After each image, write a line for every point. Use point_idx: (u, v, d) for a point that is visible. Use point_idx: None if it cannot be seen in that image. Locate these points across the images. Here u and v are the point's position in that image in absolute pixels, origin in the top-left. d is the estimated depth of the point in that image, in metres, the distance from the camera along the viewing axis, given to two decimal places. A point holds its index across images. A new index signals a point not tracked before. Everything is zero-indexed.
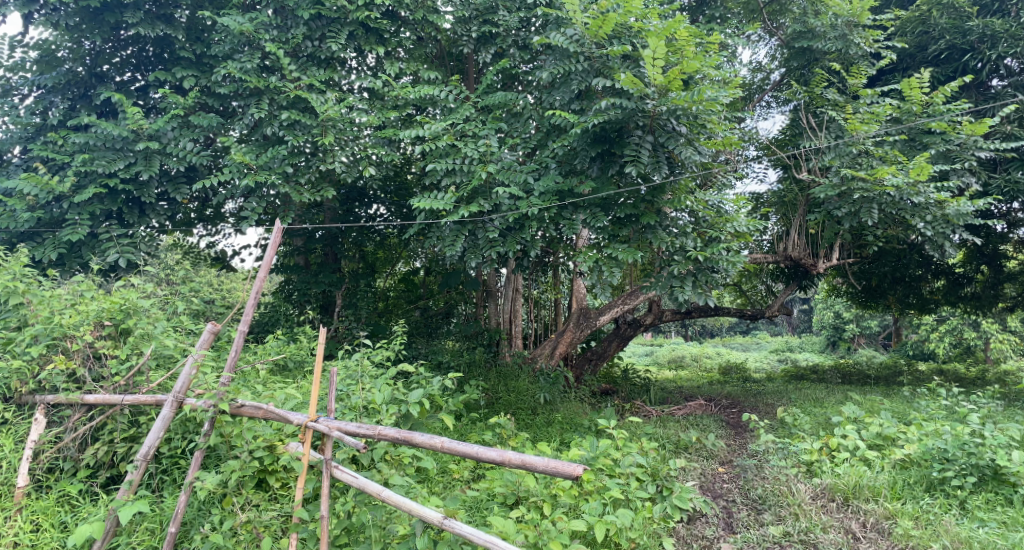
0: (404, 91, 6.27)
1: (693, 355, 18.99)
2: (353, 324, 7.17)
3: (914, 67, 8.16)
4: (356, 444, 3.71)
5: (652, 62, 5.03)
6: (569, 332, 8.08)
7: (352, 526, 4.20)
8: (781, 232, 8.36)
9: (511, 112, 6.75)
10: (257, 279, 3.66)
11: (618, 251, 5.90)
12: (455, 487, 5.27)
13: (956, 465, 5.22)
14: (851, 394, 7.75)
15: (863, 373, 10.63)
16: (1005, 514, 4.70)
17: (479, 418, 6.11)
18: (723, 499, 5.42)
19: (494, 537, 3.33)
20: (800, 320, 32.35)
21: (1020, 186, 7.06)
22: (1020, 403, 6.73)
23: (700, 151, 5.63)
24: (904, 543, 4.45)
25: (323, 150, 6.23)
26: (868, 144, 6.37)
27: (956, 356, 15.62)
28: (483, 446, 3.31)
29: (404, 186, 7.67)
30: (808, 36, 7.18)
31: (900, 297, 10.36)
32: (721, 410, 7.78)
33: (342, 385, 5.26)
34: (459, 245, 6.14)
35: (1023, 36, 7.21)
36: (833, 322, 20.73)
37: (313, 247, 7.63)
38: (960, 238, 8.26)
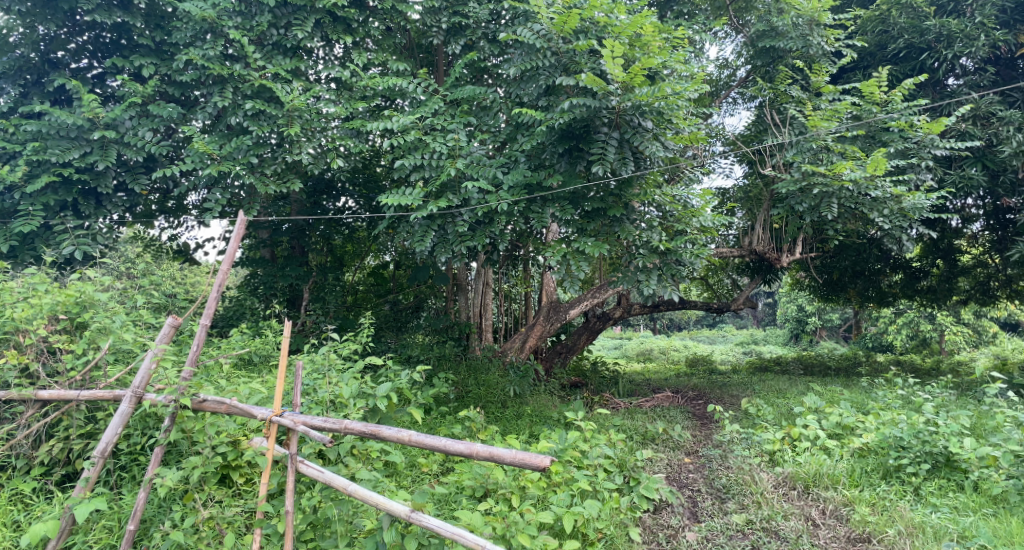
0: (372, 82, 6.22)
1: (661, 348, 19.26)
2: (320, 317, 7.10)
3: (875, 66, 8.36)
4: (322, 439, 3.68)
5: (612, 60, 5.17)
6: (539, 325, 8.10)
7: (318, 520, 4.18)
8: (747, 226, 8.46)
9: (480, 105, 6.74)
10: (218, 273, 3.59)
11: (586, 245, 5.97)
12: (424, 480, 5.27)
13: (912, 452, 5.39)
14: (812, 385, 7.94)
15: (824, 364, 10.92)
16: (956, 500, 4.87)
17: (448, 412, 6.11)
18: (688, 488, 5.52)
19: (461, 530, 3.36)
20: (765, 313, 33.15)
21: (972, 182, 7.32)
22: (972, 392, 6.97)
23: (665, 145, 5.73)
24: (861, 528, 4.58)
25: (288, 141, 6.12)
26: (828, 140, 6.44)
27: (913, 348, 16.13)
28: (450, 439, 3.34)
29: (373, 178, 7.55)
30: (771, 35, 7.28)
31: (860, 290, 10.66)
32: (688, 402, 7.92)
33: (308, 379, 5.23)
34: (428, 240, 6.11)
35: (977, 36, 7.41)
36: (796, 315, 21.29)
37: (279, 240, 7.53)
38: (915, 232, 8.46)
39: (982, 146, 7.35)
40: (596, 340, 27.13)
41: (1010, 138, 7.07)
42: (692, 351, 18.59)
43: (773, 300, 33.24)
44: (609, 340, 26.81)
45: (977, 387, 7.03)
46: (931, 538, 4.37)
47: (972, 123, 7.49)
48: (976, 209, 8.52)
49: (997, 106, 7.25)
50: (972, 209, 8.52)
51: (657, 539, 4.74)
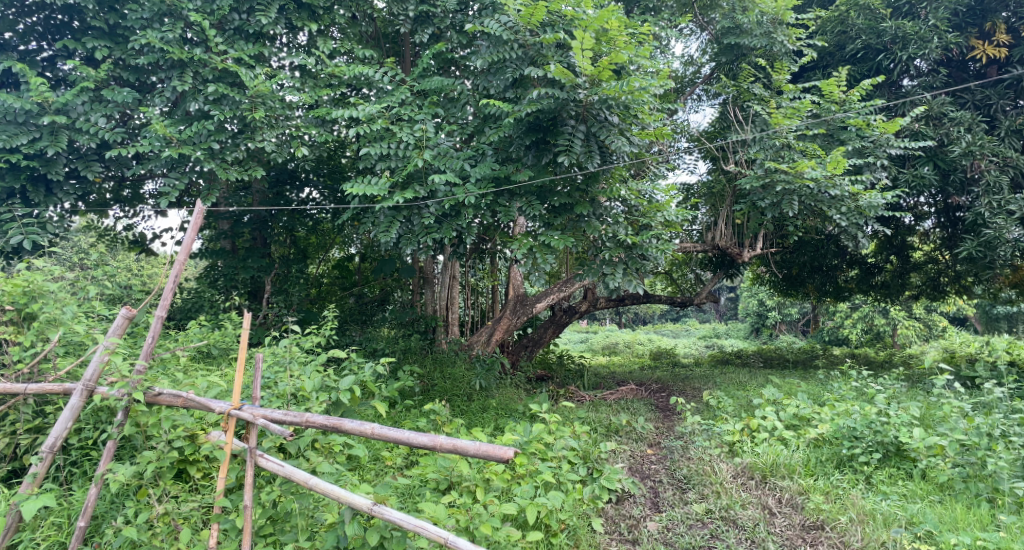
0: (338, 70, 6.13)
1: (626, 342, 19.50)
2: (283, 310, 6.99)
3: (833, 66, 8.55)
4: (282, 432, 3.62)
5: (581, 53, 5.17)
6: (506, 318, 8.12)
7: (277, 515, 4.13)
8: (709, 221, 8.60)
9: (448, 97, 6.69)
10: (173, 264, 3.50)
11: (552, 238, 5.99)
12: (387, 474, 5.24)
13: (864, 442, 5.57)
14: (770, 377, 8.14)
15: (782, 357, 11.22)
16: (905, 488, 5.04)
17: (413, 406, 6.08)
18: (650, 479, 5.61)
19: (423, 522, 3.35)
20: (727, 308, 33.92)
21: (924, 180, 7.55)
22: (921, 384, 7.23)
23: (631, 140, 5.79)
24: (815, 516, 4.72)
25: (250, 128, 6.00)
26: (789, 138, 6.59)
27: (867, 342, 16.67)
28: (414, 431, 3.33)
29: (338, 169, 7.46)
30: (735, 32, 7.39)
31: (818, 285, 10.94)
32: (651, 394, 8.05)
33: (269, 372, 5.16)
34: (393, 232, 6.04)
35: (930, 39, 7.61)
36: (757, 310, 21.80)
37: (241, 231, 7.37)
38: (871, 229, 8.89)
39: (934, 146, 7.59)
40: (563, 334, 27.33)
41: (960, 139, 7.40)
42: (656, 345, 18.90)
43: (735, 295, 34.02)
44: (574, 334, 27.05)
45: (927, 379, 7.28)
46: (881, 525, 4.52)
47: (924, 123, 7.70)
48: (927, 207, 8.82)
49: (948, 107, 7.52)
50: (924, 206, 8.80)
51: (618, 529, 4.81)
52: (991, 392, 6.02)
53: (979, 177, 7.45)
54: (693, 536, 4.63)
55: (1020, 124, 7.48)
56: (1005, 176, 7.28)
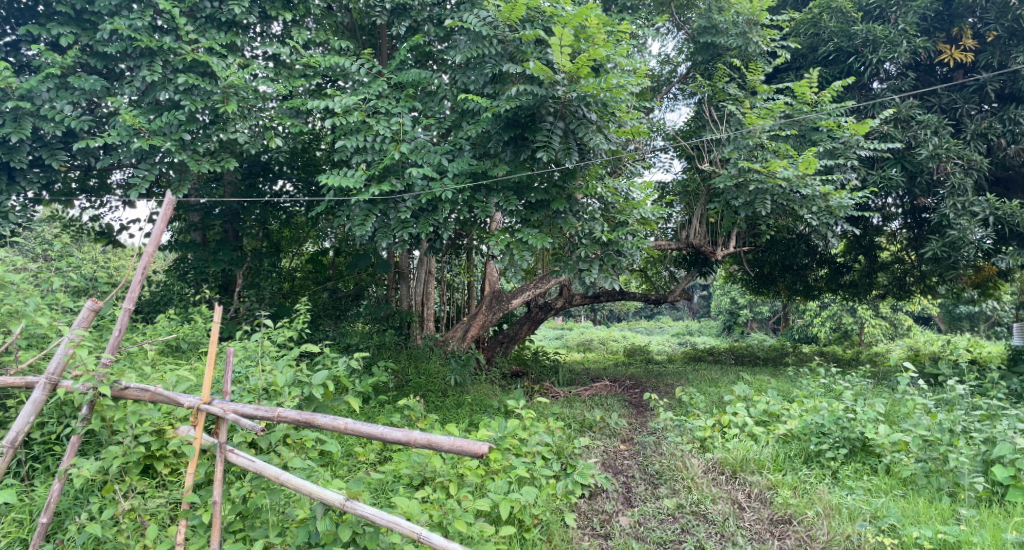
0: (313, 61, 6.06)
1: (600, 339, 19.61)
2: (255, 304, 6.91)
3: (806, 67, 8.72)
4: (253, 427, 3.58)
5: (560, 50, 5.18)
6: (481, 314, 8.11)
7: (247, 510, 4.09)
8: (684, 219, 8.69)
9: (425, 90, 6.64)
10: (141, 256, 3.44)
11: (529, 235, 6.00)
12: (360, 469, 5.22)
13: (831, 438, 5.69)
14: (741, 374, 8.26)
15: (753, 354, 11.40)
16: (870, 482, 5.16)
17: (387, 401, 6.06)
18: (623, 474, 5.66)
19: (396, 517, 3.35)
20: (700, 305, 34.38)
21: (892, 182, 7.72)
22: (885, 381, 7.41)
23: (608, 138, 5.82)
24: (783, 511, 4.80)
25: (222, 119, 5.91)
26: (762, 138, 6.67)
27: (835, 339, 17.01)
28: (388, 427, 3.32)
29: (313, 162, 7.36)
30: (711, 32, 7.47)
31: (788, 284, 11.13)
32: (625, 390, 8.13)
33: (239, 367, 5.10)
34: (369, 226, 5.96)
35: (899, 43, 7.76)
36: (729, 308, 22.15)
37: (212, 223, 7.25)
38: (840, 229, 9.09)
39: (902, 148, 7.75)
40: (539, 331, 27.45)
41: (927, 141, 7.54)
42: (630, 342, 19.08)
43: (708, 293, 34.51)
44: (549, 331, 27.20)
45: (892, 376, 7.46)
46: (846, 519, 4.61)
47: (894, 126, 7.86)
48: (895, 208, 8.99)
49: (916, 110, 7.69)
50: (892, 208, 8.99)
51: (591, 524, 4.85)
52: (953, 389, 6.18)
53: (945, 179, 7.64)
54: (664, 531, 4.68)
55: (983, 127, 7.68)
56: (970, 179, 7.47)
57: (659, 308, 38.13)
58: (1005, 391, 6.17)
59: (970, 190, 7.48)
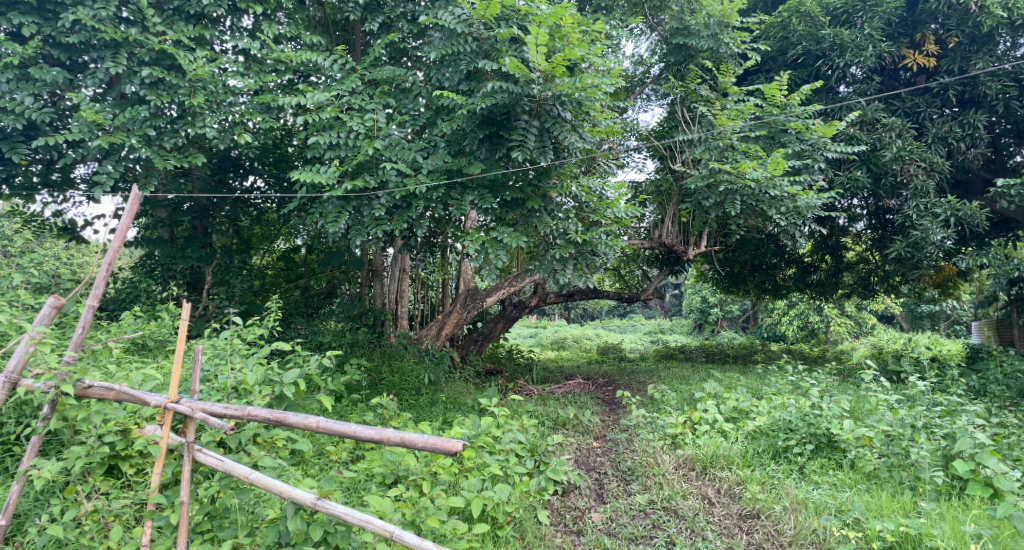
0: (284, 56, 5.99)
1: (574, 337, 19.68)
2: (224, 301, 6.82)
3: (775, 70, 8.94)
4: (222, 426, 3.52)
5: (536, 48, 5.19)
6: (456, 312, 8.11)
7: (215, 511, 4.03)
8: (656, 219, 8.78)
9: (399, 87, 6.60)
10: (106, 253, 3.35)
11: (503, 233, 6.03)
12: (331, 468, 5.18)
13: (798, 434, 5.82)
14: (711, 372, 8.39)
15: (724, 352, 11.59)
16: (835, 477, 5.27)
17: (360, 400, 6.02)
18: (595, 471, 5.72)
19: (368, 516, 3.33)
20: (673, 304, 34.84)
21: (858, 183, 7.90)
22: (851, 378, 7.59)
23: (583, 137, 5.85)
24: (751, 505, 4.89)
25: (190, 113, 5.83)
26: (733, 139, 6.76)
27: (803, 337, 17.35)
28: (361, 425, 3.28)
29: (284, 158, 7.35)
30: (683, 33, 7.60)
31: (758, 283, 11.33)
32: (598, 388, 8.20)
33: (208, 365, 5.03)
34: (342, 222, 5.91)
35: (865, 47, 7.96)
36: (700, 306, 22.43)
37: (180, 219, 7.12)
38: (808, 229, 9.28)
39: (867, 150, 7.94)
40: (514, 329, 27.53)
41: (891, 144, 7.74)
42: (603, 340, 19.24)
43: (681, 291, 35.00)
44: (525, 329, 27.30)
45: (856, 374, 7.65)
46: (812, 512, 4.71)
47: (860, 128, 8.06)
48: (860, 209, 9.21)
49: (881, 114, 7.90)
50: (857, 209, 9.21)
51: (564, 521, 4.88)
52: (914, 385, 6.36)
53: (908, 181, 7.81)
54: (636, 527, 4.73)
55: (945, 131, 7.86)
56: (931, 181, 7.67)
57: (633, 307, 38.48)
58: (963, 387, 6.37)
59: (932, 192, 7.68)
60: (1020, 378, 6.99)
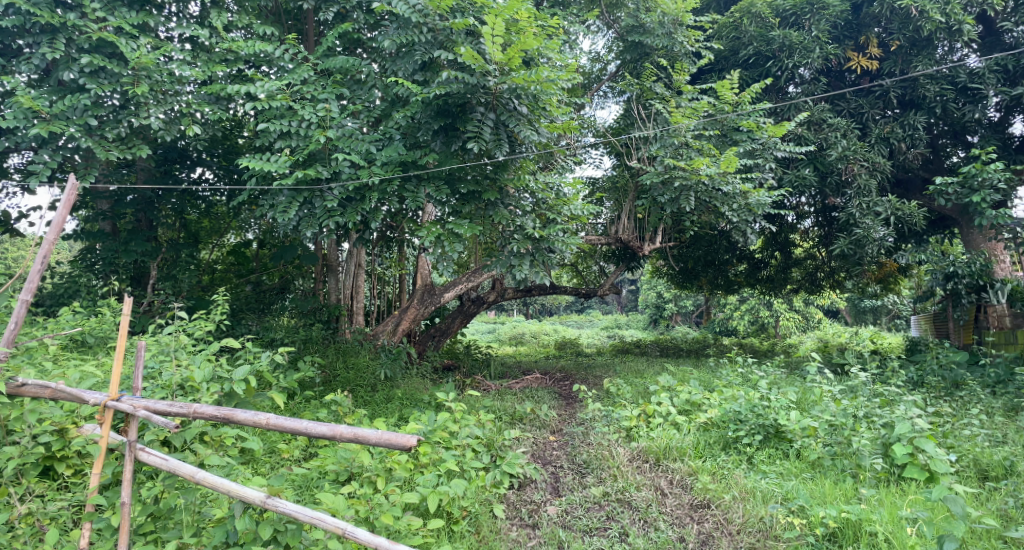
0: (234, 44, 5.84)
1: (532, 332, 19.74)
2: (170, 297, 6.64)
3: (727, 69, 9.10)
4: (165, 424, 3.38)
5: (491, 39, 5.17)
6: (413, 308, 8.08)
7: (159, 512, 3.89)
8: (613, 215, 8.88)
9: (354, 78, 6.51)
10: (40, 247, 3.13)
11: (460, 227, 6.01)
12: (282, 466, 5.08)
13: (747, 425, 5.97)
14: (666, 365, 8.56)
15: (678, 346, 11.82)
16: (782, 466, 5.42)
17: (314, 397, 5.93)
18: (552, 465, 5.77)
19: (319, 514, 3.24)
20: (631, 298, 35.46)
21: (805, 181, 8.14)
22: (798, 370, 7.83)
23: (539, 131, 5.92)
24: (702, 496, 4.99)
25: (134, 102, 5.64)
26: (688, 136, 6.89)
27: (753, 331, 17.87)
28: (313, 421, 3.14)
29: (234, 149, 7.18)
30: (639, 31, 7.71)
31: (711, 278, 11.58)
32: (555, 382, 8.28)
33: (152, 362, 4.88)
34: (292, 213, 5.82)
35: (812, 49, 8.17)
36: (655, 301, 22.80)
37: (123, 211, 6.89)
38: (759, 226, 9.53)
39: (815, 149, 8.19)
40: (476, 324, 27.62)
41: (837, 144, 7.99)
42: (560, 335, 19.39)
43: (637, 287, 35.71)
44: (486, 324, 27.38)
45: (803, 366, 7.90)
46: (759, 501, 4.84)
47: (807, 128, 8.31)
48: (808, 207, 9.50)
49: (828, 114, 8.14)
50: (805, 207, 9.49)
51: (519, 514, 4.92)
52: (856, 377, 6.60)
53: (852, 179, 8.07)
54: (590, 519, 4.79)
55: (887, 132, 8.19)
56: (874, 180, 7.95)
57: (591, 302, 38.97)
58: (902, 378, 6.65)
59: (875, 191, 7.97)
60: (954, 369, 7.34)
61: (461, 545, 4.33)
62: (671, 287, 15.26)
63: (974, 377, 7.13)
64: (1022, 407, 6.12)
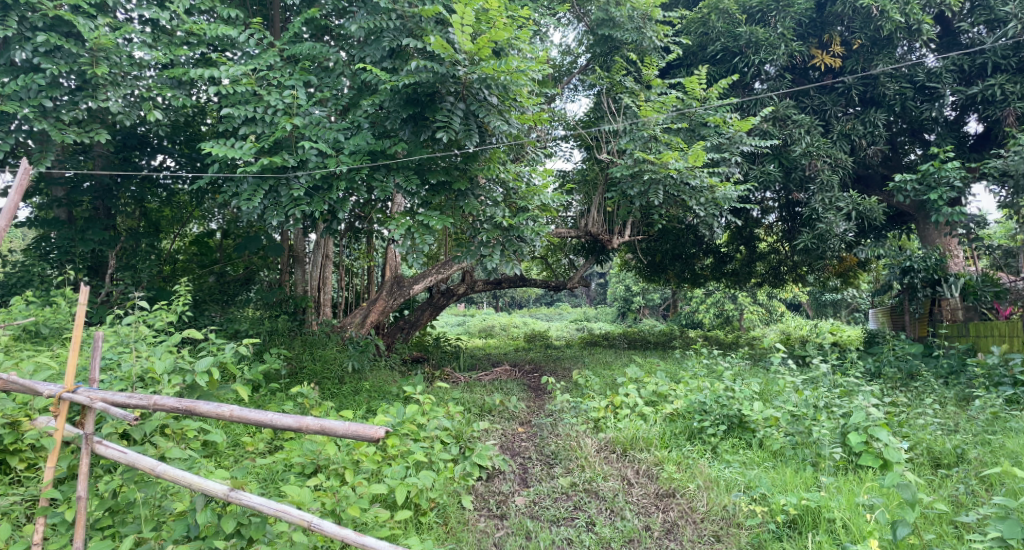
0: (196, 27, 5.71)
1: (502, 325, 19.82)
2: (129, 287, 6.50)
3: (695, 64, 9.21)
4: (124, 415, 3.29)
5: (461, 28, 5.13)
6: (381, 300, 8.03)
7: (118, 506, 3.79)
8: (583, 208, 8.94)
9: (321, 66, 6.42)
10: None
11: (431, 218, 5.97)
12: (246, 459, 5.01)
13: (711, 416, 6.09)
14: (633, 357, 8.68)
15: (645, 338, 11.98)
16: (745, 455, 5.52)
17: (279, 389, 5.85)
18: (520, 456, 5.80)
19: (285, 506, 3.19)
20: (600, 292, 35.87)
21: (770, 176, 8.30)
22: (761, 362, 8.01)
23: (509, 122, 5.89)
24: (668, 485, 5.07)
25: (91, 84, 5.46)
26: (656, 129, 6.98)
27: (718, 324, 18.20)
28: (278, 412, 3.08)
29: (197, 136, 7.03)
30: (609, 24, 7.75)
31: (678, 272, 11.73)
32: (524, 374, 8.32)
33: (109, 353, 4.76)
34: (256, 201, 5.73)
35: (777, 46, 8.33)
36: (624, 294, 23.11)
37: (79, 199, 6.70)
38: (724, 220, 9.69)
39: (779, 145, 8.35)
40: (444, 317, 27.63)
41: (800, 140, 8.17)
42: (530, 328, 19.52)
43: (605, 280, 36.10)
44: (456, 317, 27.35)
45: (766, 358, 8.08)
46: (723, 490, 4.92)
47: (773, 124, 8.44)
48: (773, 202, 9.69)
49: (792, 110, 8.29)
50: (770, 202, 9.68)
51: (487, 505, 4.94)
52: (817, 368, 6.77)
53: (815, 175, 8.24)
54: (558, 509, 4.83)
55: (848, 128, 8.39)
56: (836, 175, 8.14)
57: (561, 295, 39.27)
58: (860, 368, 6.85)
59: (836, 187, 8.16)
60: (909, 360, 7.60)
61: (429, 536, 4.33)
62: (640, 280, 15.45)
63: (928, 368, 7.39)
64: (972, 396, 6.36)
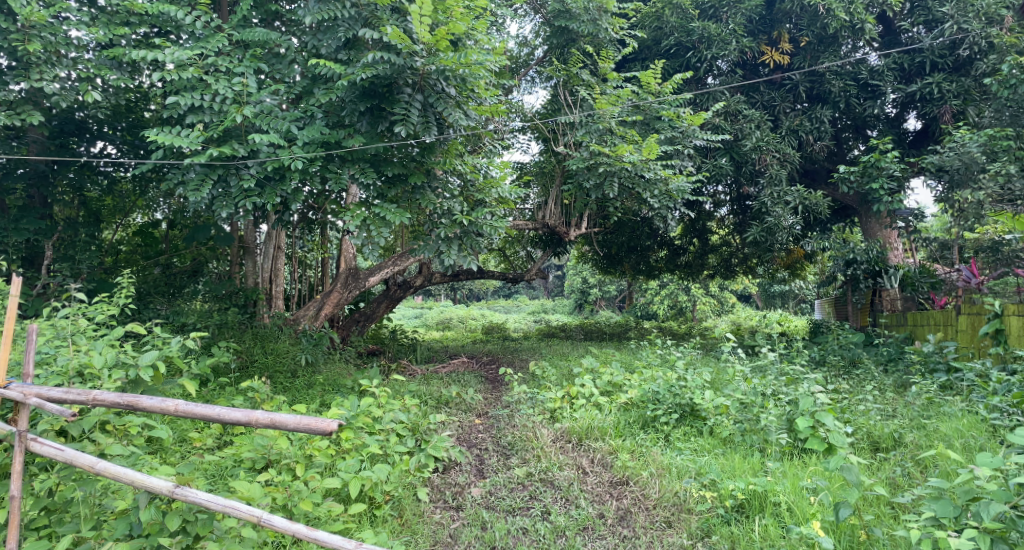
0: (137, 7, 5.50)
1: (459, 317, 19.78)
2: (67, 279, 6.27)
3: (650, 58, 9.32)
4: (60, 411, 3.15)
5: (419, 19, 5.05)
6: (336, 292, 7.94)
7: (54, 505, 3.64)
8: (540, 201, 9.00)
9: (272, 52, 6.27)
10: None
11: (387, 210, 5.86)
12: (193, 455, 4.89)
13: (664, 405, 6.22)
14: (589, 348, 8.79)
15: (602, 330, 12.14)
16: (696, 443, 5.64)
17: (228, 384, 5.71)
18: (476, 448, 5.82)
19: (233, 501, 3.08)
20: (558, 284, 36.20)
21: (722, 170, 8.48)
22: (713, 352, 8.20)
23: (467, 114, 5.91)
24: (621, 473, 5.14)
25: (25, 64, 5.21)
26: (612, 122, 7.13)
27: (672, 315, 18.59)
28: (226, 406, 2.96)
29: (140, 123, 6.86)
30: (565, 16, 7.82)
31: (633, 264, 11.90)
32: (481, 366, 8.34)
33: (45, 345, 4.57)
34: (204, 191, 5.57)
35: (728, 41, 8.47)
36: (581, 287, 23.33)
37: (13, 187, 6.42)
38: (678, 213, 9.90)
39: (731, 139, 8.50)
40: (402, 310, 27.40)
41: (751, 135, 8.35)
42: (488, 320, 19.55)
43: (565, 272, 36.40)
44: (413, 310, 27.13)
45: (717, 348, 8.29)
46: (675, 477, 5.01)
47: (724, 118, 8.63)
48: (724, 196, 9.98)
49: (743, 106, 8.48)
50: (722, 196, 9.93)
51: (443, 497, 4.93)
52: (765, 357, 6.99)
53: (765, 169, 8.47)
54: (513, 499, 4.86)
55: (796, 124, 8.65)
56: (784, 170, 8.38)
57: (521, 287, 39.46)
58: (805, 357, 7.09)
59: (785, 181, 8.39)
60: (851, 348, 8.00)
61: (383, 529, 4.29)
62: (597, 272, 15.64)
63: (870, 357, 7.69)
64: (909, 383, 6.64)
